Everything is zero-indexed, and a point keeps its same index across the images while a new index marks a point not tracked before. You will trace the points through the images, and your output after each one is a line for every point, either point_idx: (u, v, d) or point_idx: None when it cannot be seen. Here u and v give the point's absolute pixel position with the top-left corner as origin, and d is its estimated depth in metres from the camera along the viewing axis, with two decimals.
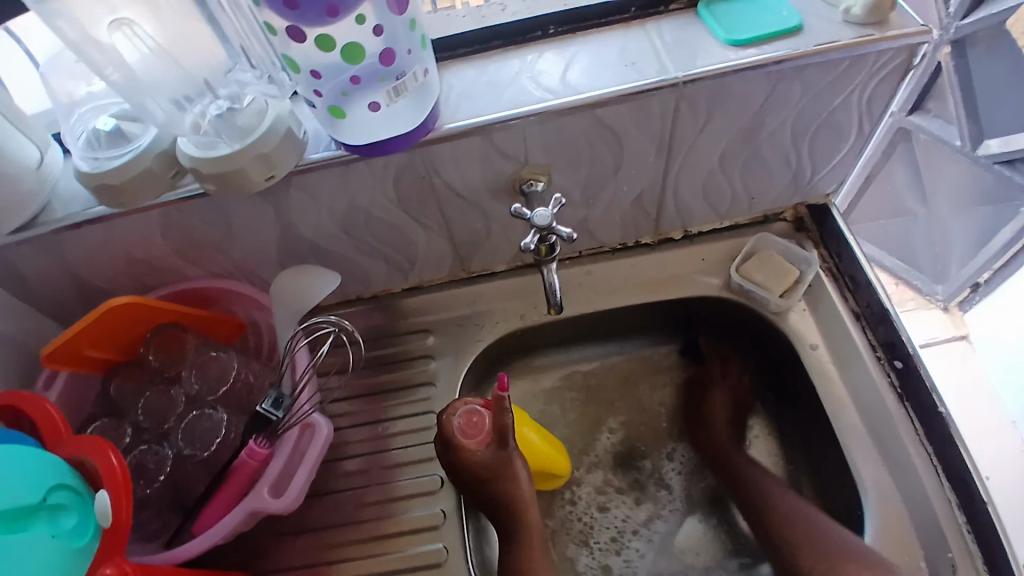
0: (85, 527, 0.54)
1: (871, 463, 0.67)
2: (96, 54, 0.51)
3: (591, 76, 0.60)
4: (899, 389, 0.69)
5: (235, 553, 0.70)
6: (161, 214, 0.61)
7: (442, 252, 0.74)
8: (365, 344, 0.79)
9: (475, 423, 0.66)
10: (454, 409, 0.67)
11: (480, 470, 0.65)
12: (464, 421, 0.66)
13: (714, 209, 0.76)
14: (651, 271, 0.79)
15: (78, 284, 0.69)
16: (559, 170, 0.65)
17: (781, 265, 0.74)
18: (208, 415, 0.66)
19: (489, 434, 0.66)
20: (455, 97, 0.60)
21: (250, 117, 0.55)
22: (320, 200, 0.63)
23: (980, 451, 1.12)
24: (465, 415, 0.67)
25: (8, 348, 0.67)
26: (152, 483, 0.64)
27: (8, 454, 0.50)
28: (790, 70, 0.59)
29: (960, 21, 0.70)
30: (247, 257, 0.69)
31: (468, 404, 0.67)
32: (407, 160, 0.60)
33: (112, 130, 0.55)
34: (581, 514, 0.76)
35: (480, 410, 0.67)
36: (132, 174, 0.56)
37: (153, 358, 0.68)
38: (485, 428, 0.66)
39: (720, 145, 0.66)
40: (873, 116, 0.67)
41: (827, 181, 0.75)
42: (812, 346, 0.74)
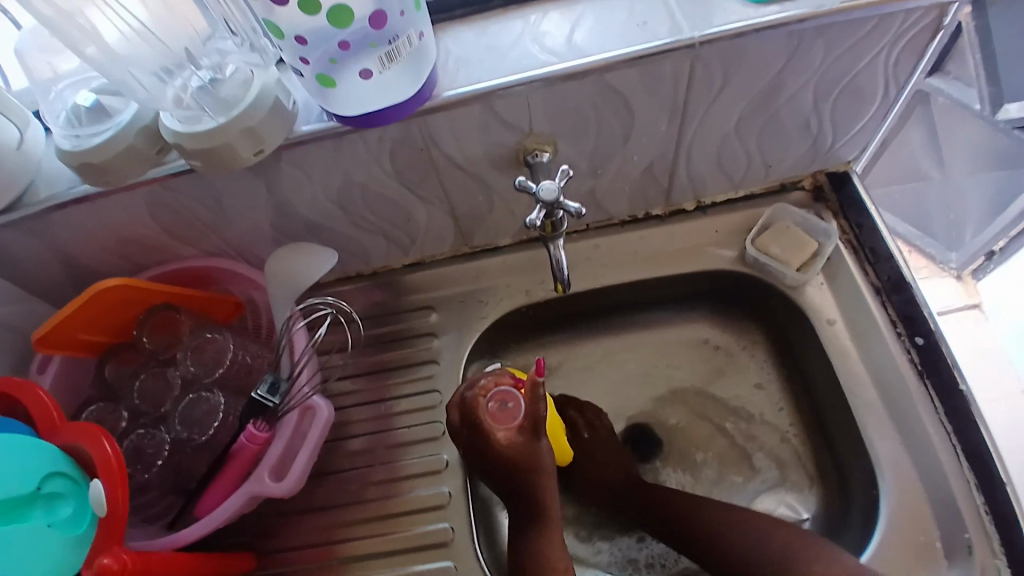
0: (82, 515, 0.54)
1: (887, 439, 0.66)
2: (73, 30, 0.47)
3: (599, 38, 0.56)
4: (919, 365, 0.66)
5: (239, 533, 0.69)
6: (148, 193, 0.59)
7: (443, 227, 0.71)
8: (364, 323, 0.77)
9: (508, 407, 0.64)
10: (487, 390, 0.64)
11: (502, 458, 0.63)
12: (496, 405, 0.64)
13: (729, 177, 0.72)
14: (662, 244, 0.76)
15: (70, 266, 0.67)
16: (565, 139, 0.61)
17: (798, 237, 0.71)
18: (205, 398, 0.65)
19: (521, 422, 0.64)
20: (454, 62, 0.56)
21: (234, 88, 0.52)
22: (314, 175, 0.60)
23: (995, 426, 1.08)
24: (497, 398, 0.64)
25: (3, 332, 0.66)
26: (151, 467, 0.63)
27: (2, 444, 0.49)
28: (814, 30, 0.54)
29: None
30: (241, 235, 0.67)
31: (499, 384, 0.64)
32: (403, 132, 0.56)
33: (91, 106, 0.53)
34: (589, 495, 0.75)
35: (513, 394, 0.64)
36: (114, 151, 0.53)
37: (148, 341, 0.66)
38: (517, 414, 0.64)
39: (735, 111, 0.62)
40: (899, 78, 0.62)
41: (848, 148, 0.71)
42: (829, 321, 0.71)
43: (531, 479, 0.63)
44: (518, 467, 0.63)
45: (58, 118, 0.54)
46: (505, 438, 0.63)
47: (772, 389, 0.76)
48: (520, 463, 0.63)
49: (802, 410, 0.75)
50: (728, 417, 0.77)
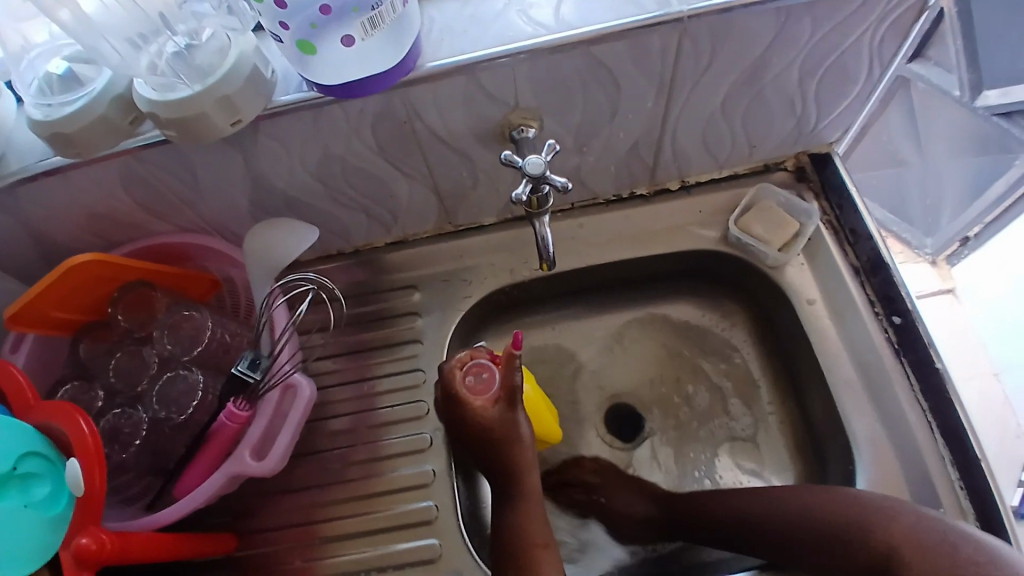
0: (60, 495, 0.52)
1: (864, 416, 0.67)
2: None
3: (587, 10, 0.55)
4: (896, 343, 0.68)
5: (220, 514, 0.68)
6: (121, 165, 0.57)
7: (426, 205, 0.70)
8: (347, 301, 0.75)
9: (483, 379, 0.64)
10: (464, 364, 0.65)
11: (478, 428, 0.63)
12: (473, 378, 0.64)
13: (714, 156, 0.72)
14: (646, 224, 0.76)
15: (39, 242, 0.65)
16: (551, 114, 0.60)
17: (780, 217, 0.71)
18: (183, 377, 0.64)
19: (497, 394, 0.64)
20: (437, 32, 0.55)
21: (211, 56, 0.50)
22: (292, 148, 0.58)
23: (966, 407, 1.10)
24: (474, 371, 0.65)
25: None
26: (128, 447, 0.62)
27: None
28: (802, 6, 0.54)
29: None
30: (218, 211, 0.65)
31: (476, 357, 0.65)
32: (386, 104, 0.55)
33: (64, 74, 0.51)
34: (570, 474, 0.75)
35: (489, 366, 0.64)
36: (86, 121, 0.51)
37: (123, 319, 0.64)
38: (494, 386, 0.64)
39: (722, 88, 0.62)
40: (883, 58, 0.63)
41: (831, 129, 0.72)
42: (809, 301, 0.72)
43: (504, 449, 0.63)
44: (493, 437, 0.63)
45: (29, 87, 0.52)
46: (482, 408, 0.63)
47: (752, 368, 0.77)
48: (495, 432, 0.63)
49: (782, 387, 0.76)
50: (710, 395, 0.78)
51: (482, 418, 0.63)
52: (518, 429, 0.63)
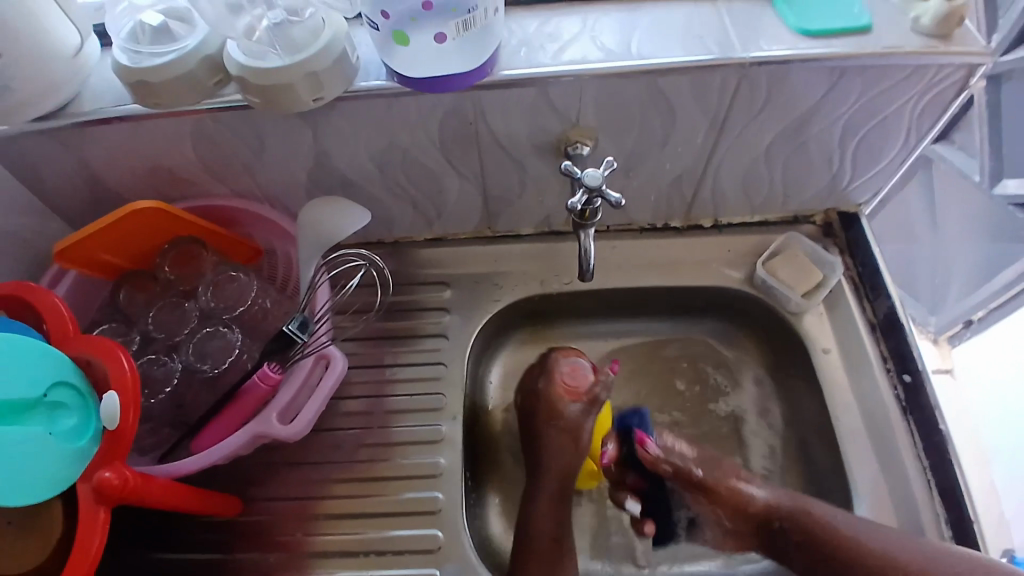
0: (87, 428, 0.53)
1: (867, 466, 0.68)
2: None
3: (655, 44, 0.59)
4: (904, 402, 0.70)
5: (228, 477, 0.69)
6: (195, 122, 0.59)
7: (471, 206, 0.73)
8: (393, 288, 0.78)
9: (577, 377, 0.74)
10: (564, 356, 0.75)
11: (543, 404, 0.74)
12: (570, 371, 0.74)
13: (749, 200, 0.76)
14: (676, 255, 0.78)
15: (95, 186, 0.67)
16: (606, 135, 0.64)
17: (805, 265, 0.74)
18: (221, 334, 0.66)
19: (581, 394, 0.74)
20: (516, 44, 0.59)
21: (305, 33, 0.52)
22: (361, 131, 0.61)
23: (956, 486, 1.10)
24: (571, 366, 0.75)
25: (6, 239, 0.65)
26: (158, 394, 0.64)
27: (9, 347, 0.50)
28: (854, 68, 0.58)
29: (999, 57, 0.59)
30: (275, 182, 0.68)
31: (575, 356, 0.75)
32: (457, 103, 0.58)
33: (157, 26, 0.52)
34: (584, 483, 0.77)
35: (586, 368, 0.75)
36: (173, 75, 0.54)
37: (168, 271, 0.66)
38: (582, 387, 0.74)
39: (768, 135, 0.66)
40: (921, 129, 0.66)
41: (861, 191, 0.75)
42: (824, 349, 0.74)
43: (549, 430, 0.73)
44: (551, 419, 0.74)
45: (122, 31, 0.54)
46: (565, 399, 0.74)
47: (761, 410, 0.79)
48: (555, 417, 0.74)
49: (787, 432, 0.77)
50: (715, 430, 0.79)
51: (559, 405, 0.74)
52: (580, 433, 0.73)
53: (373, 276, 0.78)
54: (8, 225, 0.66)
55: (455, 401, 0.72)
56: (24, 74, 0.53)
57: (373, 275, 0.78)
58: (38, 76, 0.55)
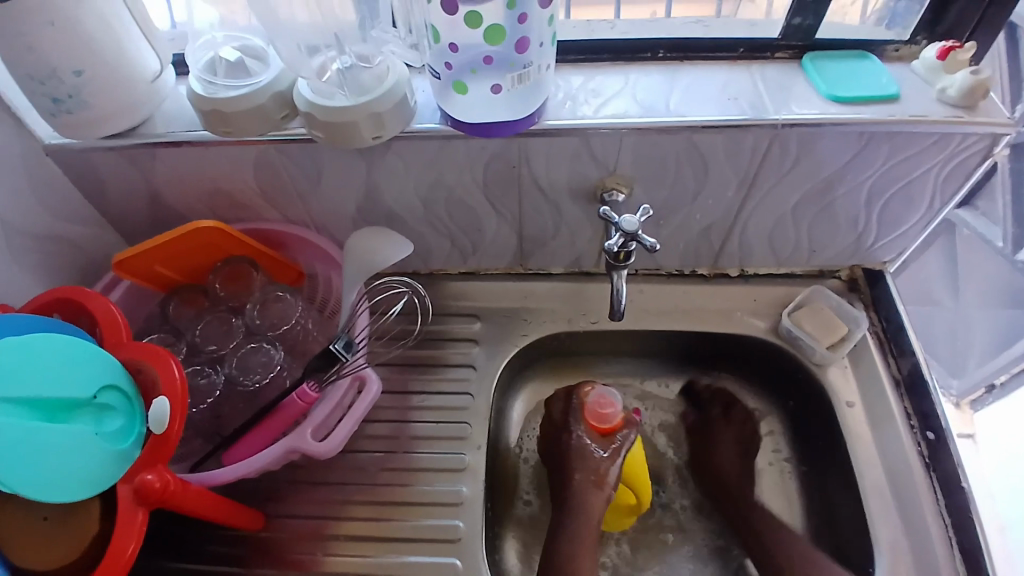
0: (132, 430, 0.56)
1: (889, 523, 0.68)
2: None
3: (694, 102, 0.63)
4: (926, 457, 0.70)
5: (253, 493, 0.71)
6: (259, 151, 0.64)
7: (507, 243, 0.76)
8: (429, 317, 0.81)
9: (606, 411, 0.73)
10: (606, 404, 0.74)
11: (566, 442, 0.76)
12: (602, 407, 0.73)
13: (776, 253, 0.78)
14: (702, 302, 0.80)
15: (154, 202, 0.72)
16: (641, 185, 0.67)
17: (829, 319, 0.76)
18: (264, 351, 0.69)
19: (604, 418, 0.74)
20: (562, 96, 0.63)
21: (372, 77, 0.57)
22: (410, 169, 0.65)
23: None
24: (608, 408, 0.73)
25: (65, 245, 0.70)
26: (201, 403, 0.67)
27: (65, 349, 0.53)
28: (882, 134, 0.62)
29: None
30: (324, 211, 0.72)
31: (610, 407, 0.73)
32: (503, 148, 0.62)
33: (233, 61, 0.57)
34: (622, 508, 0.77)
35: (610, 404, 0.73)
36: (245, 107, 0.58)
37: (220, 288, 0.70)
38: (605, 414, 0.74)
39: (797, 194, 0.69)
40: (945, 195, 0.69)
41: (886, 251, 0.78)
42: (848, 403, 0.75)
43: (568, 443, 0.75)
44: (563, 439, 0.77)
45: (198, 61, 0.59)
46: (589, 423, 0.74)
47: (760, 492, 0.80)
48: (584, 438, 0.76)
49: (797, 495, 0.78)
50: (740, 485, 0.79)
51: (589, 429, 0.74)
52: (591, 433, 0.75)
53: (414, 304, 0.80)
54: (69, 232, 0.70)
55: (480, 431, 0.74)
56: (103, 94, 0.58)
57: (414, 304, 0.80)
58: (117, 98, 0.59)
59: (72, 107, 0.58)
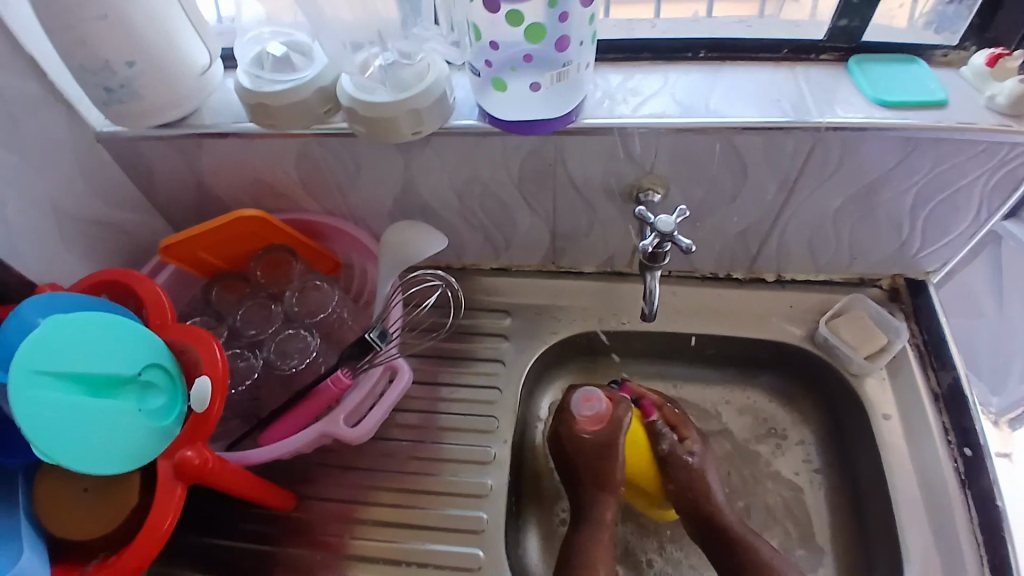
0: (172, 408, 0.59)
1: (920, 539, 0.66)
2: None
3: (732, 104, 0.62)
4: (962, 473, 0.68)
5: (285, 474, 0.73)
6: (302, 144, 0.66)
7: (539, 240, 0.77)
8: (459, 311, 0.82)
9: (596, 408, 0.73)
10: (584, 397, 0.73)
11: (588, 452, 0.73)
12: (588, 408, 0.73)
13: (814, 259, 0.76)
14: (734, 306, 0.80)
15: (201, 191, 0.74)
16: (677, 185, 0.67)
17: (870, 329, 0.74)
18: (301, 337, 0.71)
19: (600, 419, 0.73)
20: (600, 95, 0.63)
21: (413, 74, 0.58)
22: (448, 164, 0.66)
23: None
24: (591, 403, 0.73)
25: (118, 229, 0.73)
26: (240, 384, 0.69)
27: (113, 328, 0.55)
28: (928, 140, 0.60)
29: None
30: (362, 204, 0.73)
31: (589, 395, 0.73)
32: (539, 145, 0.63)
33: (280, 56, 0.59)
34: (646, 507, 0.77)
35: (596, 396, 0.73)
36: (290, 100, 0.60)
37: (260, 275, 0.72)
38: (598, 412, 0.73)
39: (837, 200, 0.67)
40: (993, 204, 0.66)
41: (930, 260, 0.75)
42: (884, 416, 0.73)
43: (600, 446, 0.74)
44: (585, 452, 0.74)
45: (246, 56, 0.61)
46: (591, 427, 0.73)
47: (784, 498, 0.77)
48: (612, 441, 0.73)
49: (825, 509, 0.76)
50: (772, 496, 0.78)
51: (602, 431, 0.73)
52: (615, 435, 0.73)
53: (447, 298, 0.82)
54: (121, 217, 0.74)
55: (507, 426, 0.75)
56: (153, 86, 0.61)
57: (447, 298, 0.82)
58: (169, 90, 0.62)
59: (123, 96, 0.60)
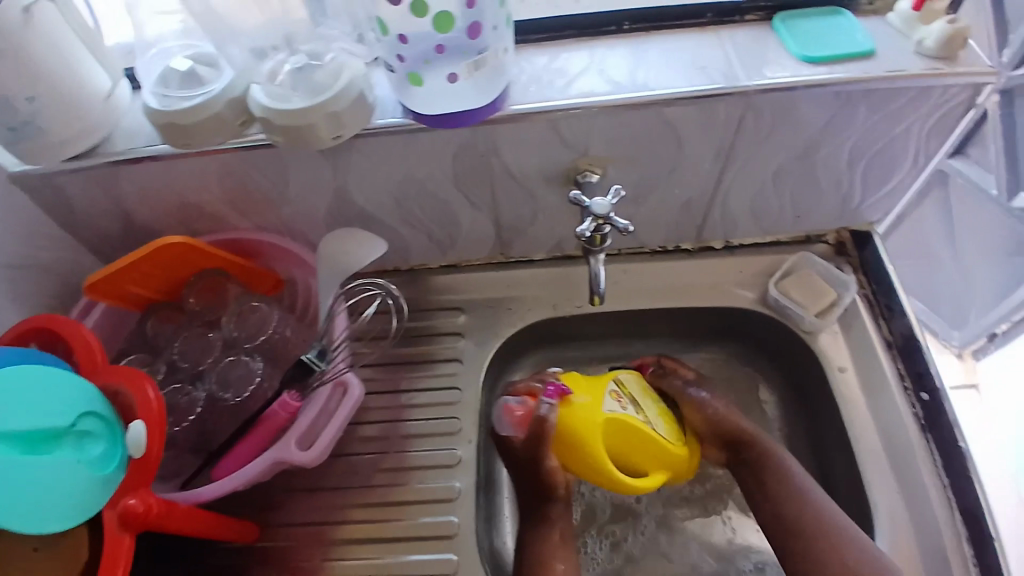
0: (113, 456, 0.55)
1: (886, 487, 0.68)
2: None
3: (661, 75, 0.60)
4: (922, 419, 0.70)
5: (248, 504, 0.71)
6: (223, 161, 0.62)
7: (485, 233, 0.75)
8: (408, 314, 0.79)
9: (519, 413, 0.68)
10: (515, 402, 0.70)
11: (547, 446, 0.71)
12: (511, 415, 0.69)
13: (758, 222, 0.76)
14: (687, 278, 0.79)
15: (124, 221, 0.70)
16: (615, 164, 0.65)
17: (816, 285, 0.75)
18: (243, 362, 0.68)
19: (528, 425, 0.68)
20: (526, 79, 0.61)
21: (326, 75, 0.55)
22: (378, 167, 0.63)
23: (1002, 513, 1.05)
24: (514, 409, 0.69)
25: (42, 272, 0.68)
26: (183, 421, 0.66)
27: (41, 377, 0.51)
28: (858, 93, 0.59)
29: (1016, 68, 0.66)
30: (296, 215, 0.70)
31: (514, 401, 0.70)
32: (469, 137, 0.61)
33: (186, 70, 0.55)
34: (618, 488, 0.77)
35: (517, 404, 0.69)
36: (202, 117, 0.55)
37: (194, 301, 0.70)
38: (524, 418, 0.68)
39: (776, 161, 0.67)
40: (928, 149, 0.67)
41: (873, 211, 0.76)
42: (840, 368, 0.74)
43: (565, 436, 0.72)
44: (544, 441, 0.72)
45: (151, 77, 0.57)
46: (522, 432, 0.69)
47: None
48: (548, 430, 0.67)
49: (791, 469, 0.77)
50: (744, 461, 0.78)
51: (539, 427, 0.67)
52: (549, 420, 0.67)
53: (388, 305, 0.79)
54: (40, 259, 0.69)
55: (471, 426, 0.73)
56: (55, 117, 0.56)
57: (388, 305, 0.79)
58: (72, 119, 0.58)
59: (27, 133, 0.56)
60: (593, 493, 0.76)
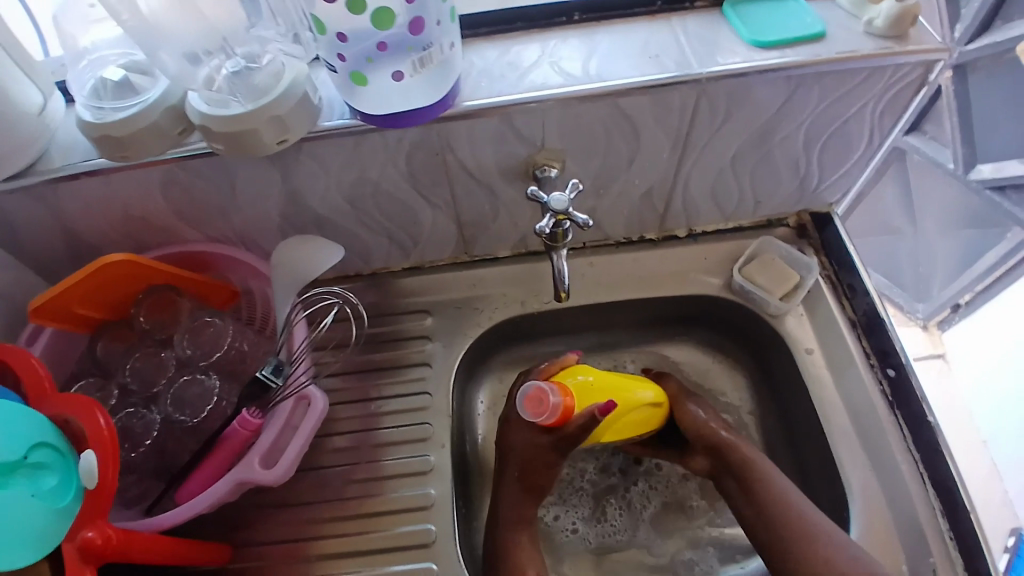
0: (69, 485, 0.52)
1: (858, 466, 0.69)
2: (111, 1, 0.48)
3: (614, 65, 0.60)
4: (890, 395, 0.70)
5: (218, 524, 0.69)
6: (165, 171, 0.59)
7: (447, 233, 0.74)
8: (370, 320, 0.78)
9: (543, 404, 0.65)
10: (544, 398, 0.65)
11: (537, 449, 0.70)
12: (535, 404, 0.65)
13: (721, 209, 0.76)
14: (653, 268, 0.79)
15: (68, 239, 0.67)
16: (573, 157, 0.65)
17: (782, 270, 0.75)
18: (199, 381, 0.66)
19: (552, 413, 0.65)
20: (476, 74, 0.60)
21: (267, 77, 0.53)
22: (330, 170, 0.61)
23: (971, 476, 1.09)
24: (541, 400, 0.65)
25: None
26: (139, 446, 0.63)
27: None
28: (811, 75, 0.59)
29: (965, 45, 0.68)
30: (248, 224, 0.68)
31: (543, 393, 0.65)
32: (421, 136, 0.59)
33: (118, 81, 0.53)
34: (596, 481, 0.77)
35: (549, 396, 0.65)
36: (137, 127, 0.53)
37: (144, 320, 0.67)
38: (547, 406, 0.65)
39: (734, 146, 0.66)
40: (884, 128, 0.67)
41: (832, 191, 0.76)
42: (806, 350, 0.75)
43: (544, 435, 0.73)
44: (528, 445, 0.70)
45: (82, 87, 0.54)
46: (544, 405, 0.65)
47: None
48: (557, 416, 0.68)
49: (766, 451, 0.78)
50: None
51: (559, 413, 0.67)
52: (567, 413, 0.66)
53: (348, 313, 0.77)
54: None
55: (443, 429, 0.72)
56: None
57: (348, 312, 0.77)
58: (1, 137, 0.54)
59: None
60: (570, 489, 0.76)
